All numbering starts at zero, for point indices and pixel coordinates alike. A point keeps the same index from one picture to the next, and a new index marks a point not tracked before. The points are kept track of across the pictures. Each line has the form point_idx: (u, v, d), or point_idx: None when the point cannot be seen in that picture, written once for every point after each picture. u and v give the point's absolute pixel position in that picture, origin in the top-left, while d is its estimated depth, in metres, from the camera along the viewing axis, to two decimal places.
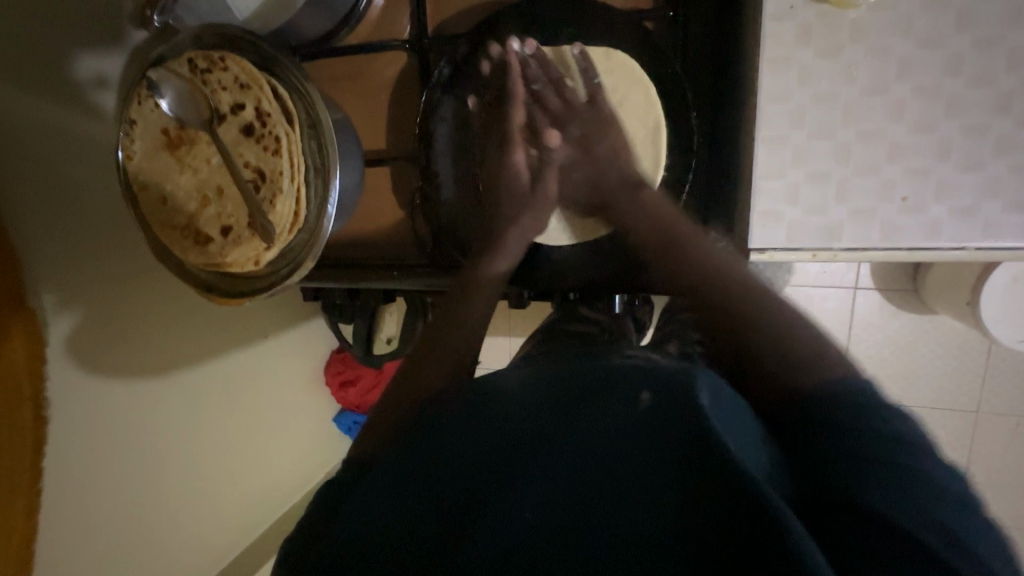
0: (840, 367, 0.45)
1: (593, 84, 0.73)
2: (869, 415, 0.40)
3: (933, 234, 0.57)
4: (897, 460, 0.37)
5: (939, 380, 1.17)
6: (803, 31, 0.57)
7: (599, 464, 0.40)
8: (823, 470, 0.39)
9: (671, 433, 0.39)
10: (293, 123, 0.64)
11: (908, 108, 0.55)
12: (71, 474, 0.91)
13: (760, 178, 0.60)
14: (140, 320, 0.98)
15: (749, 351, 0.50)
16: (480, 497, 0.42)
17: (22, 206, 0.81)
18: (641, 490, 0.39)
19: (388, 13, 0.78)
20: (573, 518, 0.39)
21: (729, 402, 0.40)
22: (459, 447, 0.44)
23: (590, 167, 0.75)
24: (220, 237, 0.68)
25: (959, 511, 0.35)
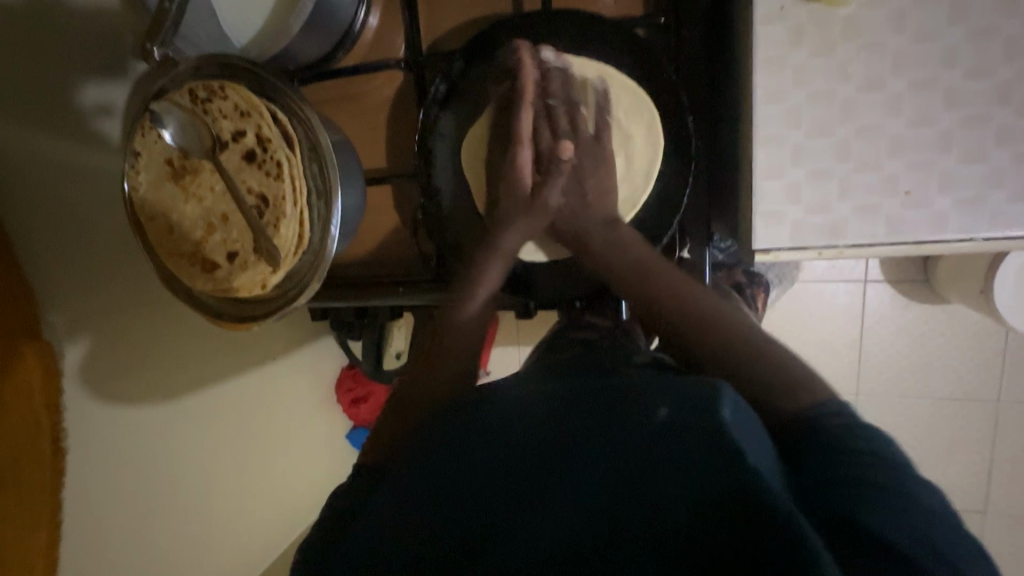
0: (813, 391, 0.48)
1: (603, 120, 0.75)
2: (855, 436, 0.43)
3: (939, 227, 0.56)
4: (881, 480, 0.40)
5: (956, 371, 1.15)
6: (795, 31, 0.57)
7: (622, 475, 0.41)
8: (813, 491, 0.41)
9: (694, 449, 0.39)
10: (293, 148, 0.65)
11: (906, 103, 0.55)
12: (87, 505, 0.92)
13: (761, 179, 0.60)
14: (146, 348, 0.99)
15: (739, 366, 0.50)
16: (495, 518, 0.43)
17: (28, 236, 0.82)
18: (653, 498, 0.40)
19: (383, 34, 0.79)
20: (590, 535, 0.40)
21: (736, 406, 0.41)
22: (468, 466, 0.46)
23: (577, 199, 0.72)
24: (227, 262, 0.69)
25: (937, 525, 0.38)
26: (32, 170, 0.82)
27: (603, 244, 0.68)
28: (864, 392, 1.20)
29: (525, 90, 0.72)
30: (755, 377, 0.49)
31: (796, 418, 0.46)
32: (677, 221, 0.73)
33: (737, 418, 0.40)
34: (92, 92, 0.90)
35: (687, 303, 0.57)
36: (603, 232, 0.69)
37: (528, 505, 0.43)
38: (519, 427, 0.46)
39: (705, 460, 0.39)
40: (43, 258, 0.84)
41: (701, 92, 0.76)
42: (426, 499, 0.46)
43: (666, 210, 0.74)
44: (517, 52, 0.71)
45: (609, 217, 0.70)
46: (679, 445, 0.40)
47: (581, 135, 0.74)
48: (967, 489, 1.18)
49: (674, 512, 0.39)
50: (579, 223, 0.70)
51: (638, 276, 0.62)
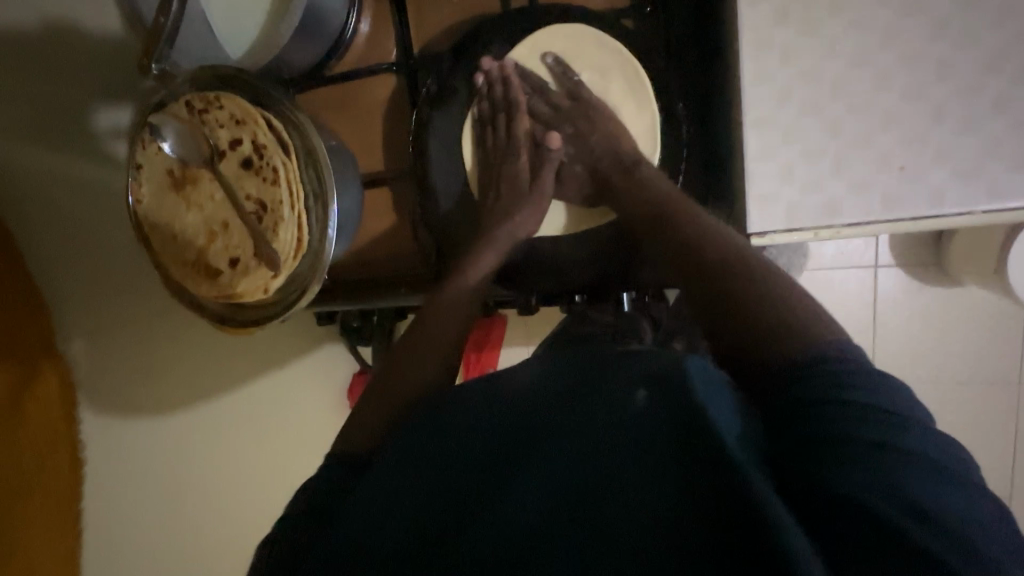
0: (825, 332, 0.45)
1: (573, 83, 0.74)
2: (847, 388, 0.41)
3: (938, 202, 0.55)
4: (868, 436, 0.39)
5: (973, 352, 1.13)
6: (780, 11, 0.56)
7: (599, 461, 0.44)
8: (807, 446, 0.40)
9: (666, 428, 0.42)
10: (288, 153, 0.66)
11: (897, 77, 0.55)
12: (121, 482, 1.15)
13: (751, 161, 0.59)
14: (152, 349, 1.10)
15: (759, 316, 0.48)
16: (472, 497, 0.46)
17: (61, 260, 1.04)
18: (629, 476, 0.42)
19: (374, 39, 0.80)
20: (557, 514, 0.42)
21: (708, 376, 0.44)
22: (458, 442, 0.49)
23: (588, 159, 0.73)
24: (228, 268, 0.70)
25: (921, 473, 0.37)
26: (51, 204, 1.00)
27: (629, 186, 0.68)
28: None
29: (517, 101, 0.75)
30: (767, 329, 0.48)
31: (796, 366, 0.44)
32: None
33: (717, 395, 0.43)
34: (104, 118, 0.95)
35: (705, 234, 0.57)
36: (623, 177, 0.69)
37: (506, 482, 0.45)
38: (518, 407, 0.51)
39: (678, 436, 0.42)
40: (73, 292, 1.05)
41: (691, 81, 0.76)
42: (414, 469, 0.48)
43: None
44: (480, 72, 0.75)
45: (630, 160, 0.70)
46: (654, 418, 0.43)
47: (561, 108, 0.74)
48: (994, 474, 1.15)
49: (647, 490, 0.41)
50: (603, 171, 0.72)
51: (651, 216, 0.64)
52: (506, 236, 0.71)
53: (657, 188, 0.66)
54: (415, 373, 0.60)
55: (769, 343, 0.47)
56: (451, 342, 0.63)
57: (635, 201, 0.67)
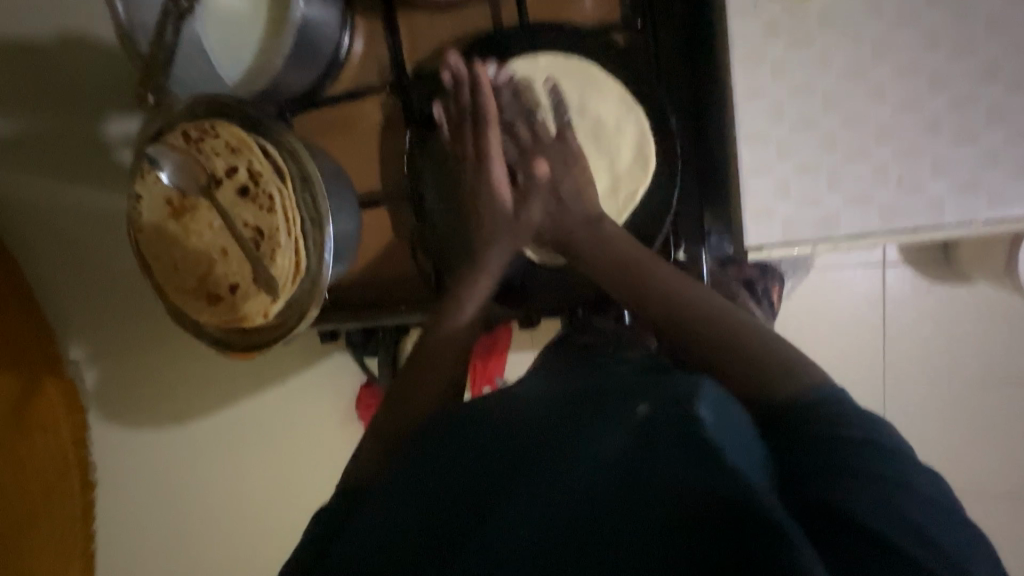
0: (809, 377, 0.47)
1: (563, 118, 0.73)
2: (838, 419, 0.42)
3: (937, 213, 0.54)
4: (869, 466, 0.39)
5: (984, 351, 1.11)
6: (770, 24, 0.56)
7: (598, 483, 0.40)
8: (807, 475, 0.40)
9: (677, 455, 0.38)
10: (284, 180, 0.66)
11: (891, 88, 0.54)
12: (125, 493, 1.17)
13: (747, 176, 0.58)
14: (150, 371, 1.12)
15: (743, 357, 0.50)
16: (464, 519, 0.42)
17: (63, 285, 1.07)
18: (632, 502, 0.38)
19: (368, 60, 0.81)
20: (560, 540, 0.39)
21: (716, 403, 0.40)
22: (447, 463, 0.45)
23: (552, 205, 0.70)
24: (229, 294, 0.70)
25: (917, 500, 0.38)
26: (54, 230, 1.04)
27: (591, 244, 0.67)
28: (891, 378, 1.16)
29: (489, 112, 0.71)
30: (745, 375, 0.49)
31: (787, 408, 0.45)
32: (670, 220, 0.72)
33: (716, 413, 0.40)
34: (114, 128, 0.99)
35: (675, 296, 0.57)
36: (586, 232, 0.68)
37: (501, 506, 0.41)
38: (510, 421, 0.47)
39: (682, 455, 0.38)
40: (75, 311, 1.08)
41: (686, 92, 0.75)
42: (406, 498, 0.45)
43: (659, 212, 0.72)
44: (448, 70, 0.72)
45: (591, 216, 0.68)
46: (659, 442, 0.39)
47: (541, 139, 0.72)
48: (1009, 473, 1.12)
49: (647, 512, 0.38)
50: (564, 224, 0.69)
51: (619, 266, 0.63)
52: (497, 262, 0.69)
53: (624, 245, 0.65)
54: (428, 387, 0.60)
55: (745, 388, 0.49)
56: (457, 368, 0.62)
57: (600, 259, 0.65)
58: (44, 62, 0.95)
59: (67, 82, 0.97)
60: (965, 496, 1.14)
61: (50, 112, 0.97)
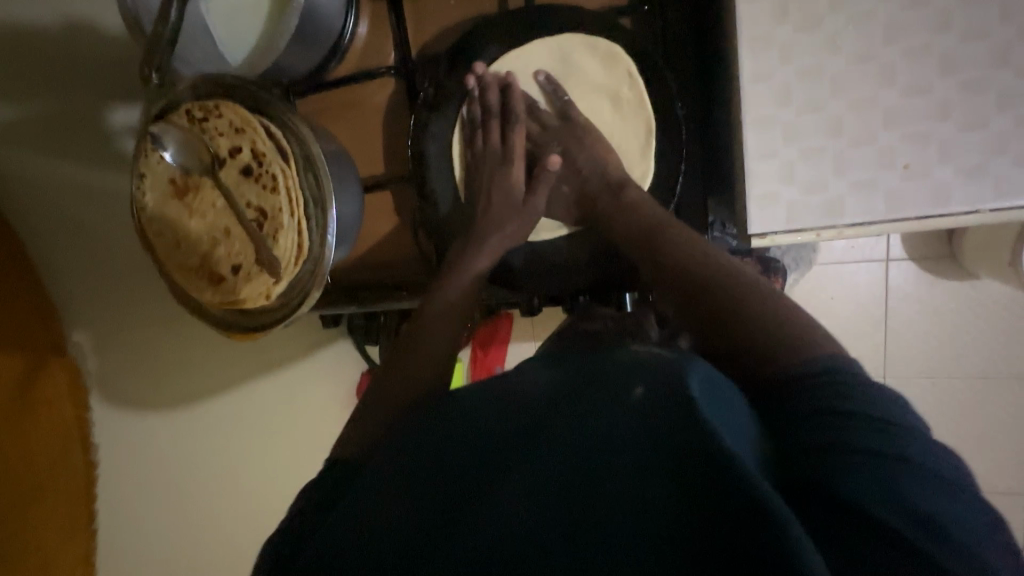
0: (825, 348, 0.45)
1: (564, 102, 0.75)
2: (850, 400, 0.40)
3: (942, 200, 0.54)
4: (871, 443, 0.37)
5: (986, 346, 1.11)
6: (779, 8, 0.55)
7: (587, 460, 0.38)
8: (803, 456, 0.38)
9: (668, 427, 0.36)
10: (287, 160, 0.66)
11: (899, 72, 0.53)
12: (126, 472, 1.17)
13: (751, 162, 0.58)
14: (150, 355, 1.13)
15: (761, 326, 0.49)
16: (459, 494, 0.42)
17: (65, 265, 1.07)
18: (617, 477, 0.37)
19: (373, 42, 0.80)
20: (548, 516, 0.38)
21: (709, 377, 0.39)
22: (445, 439, 0.45)
23: (576, 180, 0.73)
24: (231, 274, 0.71)
25: (916, 480, 0.35)
26: (56, 207, 1.04)
27: (615, 209, 0.68)
28: (892, 373, 1.16)
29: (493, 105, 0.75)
30: (761, 337, 0.48)
31: (783, 380, 0.45)
32: (673, 209, 0.72)
33: (713, 396, 0.38)
34: (118, 114, 0.99)
35: (699, 258, 0.57)
36: (611, 199, 0.69)
37: (494, 479, 0.41)
38: (506, 405, 0.46)
39: (679, 435, 0.35)
40: (79, 293, 1.09)
41: (693, 78, 0.75)
42: (396, 479, 0.45)
43: (661, 199, 0.72)
44: (472, 75, 0.75)
45: (618, 182, 0.70)
46: (654, 417, 0.37)
47: (550, 128, 0.75)
48: (1008, 469, 1.13)
49: (633, 484, 0.36)
50: (591, 193, 0.72)
51: (644, 236, 0.63)
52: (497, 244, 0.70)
53: (638, 217, 0.65)
54: (422, 356, 0.60)
55: (762, 354, 0.47)
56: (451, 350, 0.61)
57: (626, 224, 0.66)
58: (51, 40, 0.94)
59: (70, 60, 0.96)
60: None
61: (47, 90, 0.96)
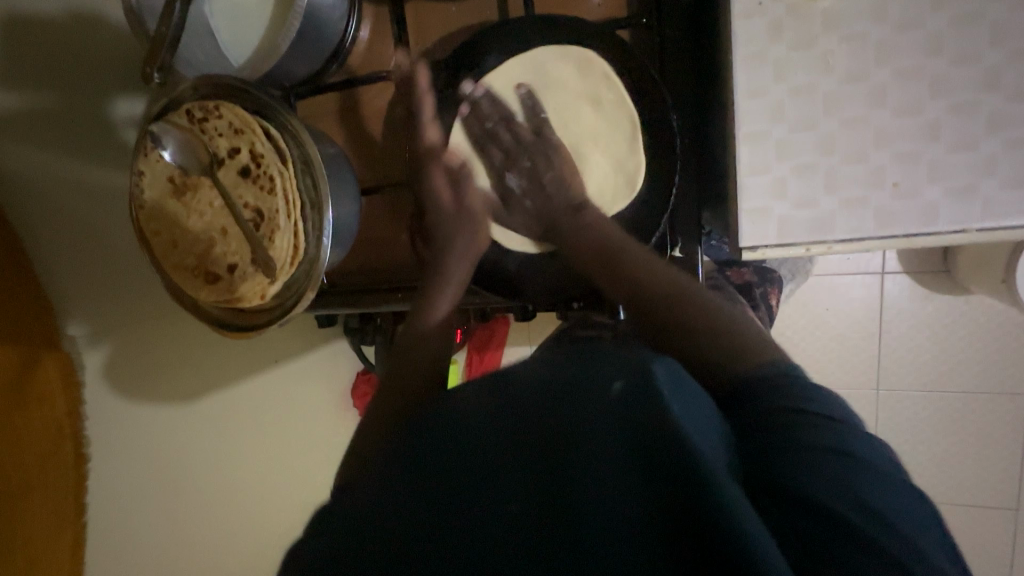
0: (769, 358, 0.47)
1: (539, 118, 0.77)
2: (801, 402, 0.41)
3: (931, 218, 0.55)
4: (824, 440, 0.38)
5: (978, 361, 1.11)
6: (774, 26, 0.56)
7: (545, 465, 0.33)
8: (758, 455, 0.38)
9: (633, 426, 0.31)
10: (285, 162, 0.67)
11: (890, 93, 0.54)
12: (114, 469, 1.18)
13: (745, 176, 0.59)
14: (143, 352, 1.13)
15: (711, 336, 0.49)
16: (404, 513, 0.34)
17: (57, 264, 1.08)
18: (584, 483, 0.31)
19: (374, 47, 0.81)
20: (503, 527, 0.32)
21: (674, 375, 0.33)
22: (393, 443, 0.37)
23: (540, 196, 0.75)
24: (227, 274, 0.71)
25: (871, 478, 0.36)
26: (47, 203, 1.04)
27: (572, 226, 0.70)
28: (885, 386, 1.16)
29: (468, 122, 0.77)
30: (708, 347, 0.48)
31: (736, 384, 0.45)
32: (669, 220, 0.73)
33: (682, 395, 0.34)
34: (122, 107, 1.00)
35: (654, 273, 0.57)
36: (569, 219, 0.72)
37: (440, 494, 0.34)
38: (448, 402, 0.38)
39: (644, 432, 0.31)
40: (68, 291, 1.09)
41: (691, 90, 0.76)
42: (343, 494, 0.38)
43: (656, 209, 0.73)
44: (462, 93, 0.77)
45: (575, 202, 0.72)
46: (623, 418, 0.32)
47: (523, 142, 0.77)
48: (998, 485, 1.13)
49: (596, 492, 0.31)
50: (550, 211, 0.74)
51: (602, 253, 0.64)
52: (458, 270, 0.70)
53: (595, 232, 0.67)
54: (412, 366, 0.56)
55: (707, 358, 0.47)
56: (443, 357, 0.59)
57: (580, 241, 0.68)
58: (55, 31, 0.95)
59: (74, 54, 0.96)
60: (950, 505, 1.16)
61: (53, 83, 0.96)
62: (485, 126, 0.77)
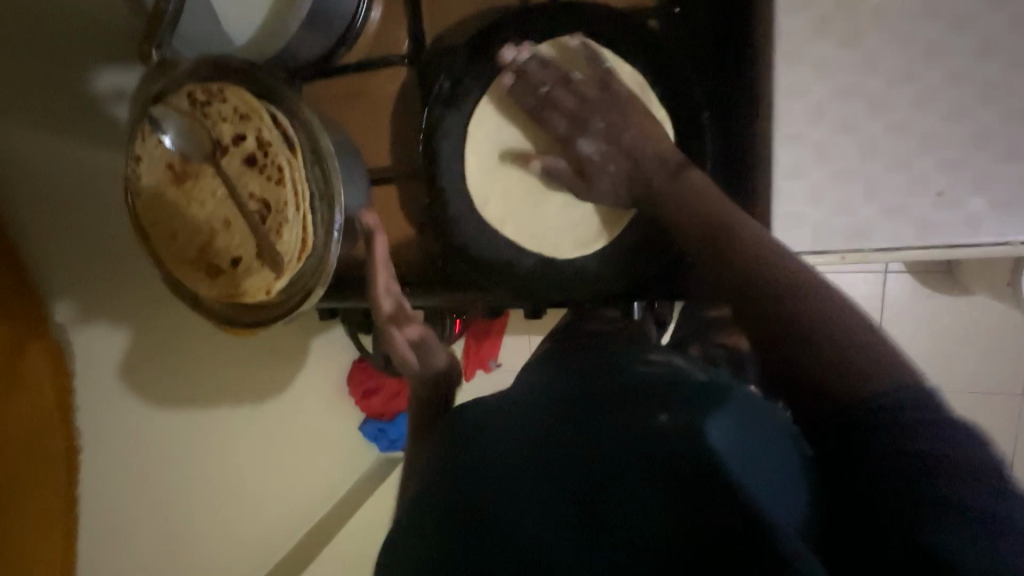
0: (913, 369, 0.42)
1: (601, 70, 0.68)
2: (935, 442, 0.39)
3: (972, 229, 0.53)
4: (960, 499, 0.37)
5: (976, 362, 1.12)
6: (818, 22, 0.53)
7: (627, 478, 0.46)
8: (867, 495, 0.40)
9: (685, 454, 0.46)
10: (294, 151, 0.63)
11: (937, 97, 0.51)
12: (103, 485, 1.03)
13: (779, 179, 0.57)
14: (140, 351, 1.03)
15: (819, 343, 0.45)
16: (520, 502, 0.48)
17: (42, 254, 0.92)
18: (649, 493, 0.45)
19: (386, 29, 0.77)
20: (590, 521, 0.45)
21: (735, 427, 0.48)
22: (510, 448, 0.51)
23: (625, 162, 0.65)
24: (231, 268, 0.68)
25: (969, 487, 0.37)
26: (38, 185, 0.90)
27: (671, 193, 0.61)
28: None
29: (519, 81, 0.70)
30: (829, 354, 0.44)
31: (867, 406, 0.41)
32: None
33: (733, 422, 0.48)
34: (103, 81, 0.94)
35: (761, 254, 0.51)
36: (667, 181, 0.61)
37: (550, 493, 0.47)
38: (556, 424, 0.52)
39: (693, 459, 0.45)
40: (61, 283, 0.94)
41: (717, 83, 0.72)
42: (467, 478, 0.50)
43: None
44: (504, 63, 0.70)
45: (672, 164, 0.62)
46: (678, 449, 0.46)
47: (589, 98, 0.66)
48: None
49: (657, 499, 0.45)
50: (641, 173, 0.63)
51: (707, 229, 0.56)
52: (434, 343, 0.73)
53: (699, 205, 0.58)
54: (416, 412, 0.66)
55: (830, 373, 0.44)
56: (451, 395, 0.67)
57: (685, 217, 0.59)
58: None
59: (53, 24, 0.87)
60: None
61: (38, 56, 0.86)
62: (541, 90, 0.69)
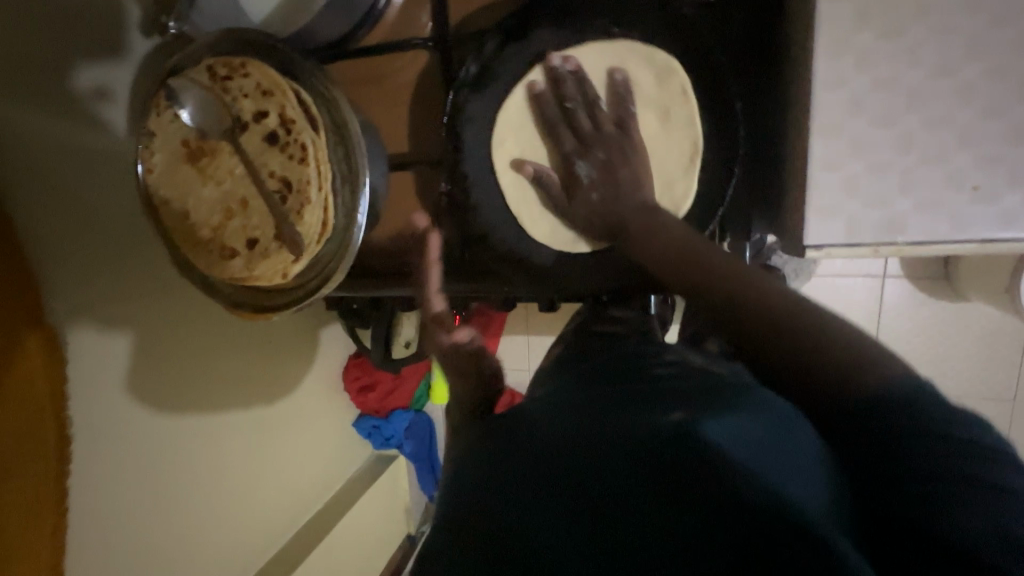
0: (899, 364, 0.36)
1: (627, 112, 0.68)
2: (933, 421, 0.32)
3: (1004, 225, 0.53)
4: (958, 468, 0.30)
5: (968, 367, 1.13)
6: (861, 12, 0.53)
7: (596, 477, 0.35)
8: (877, 485, 0.32)
9: (675, 452, 0.33)
10: (318, 130, 0.61)
11: (977, 92, 0.51)
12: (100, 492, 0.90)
13: (817, 171, 0.56)
14: (143, 345, 0.93)
15: (794, 357, 0.40)
16: (473, 516, 0.38)
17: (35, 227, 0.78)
18: (627, 494, 0.34)
19: (408, 12, 0.75)
20: (556, 533, 0.34)
21: (750, 431, 0.34)
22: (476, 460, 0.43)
23: (608, 186, 0.66)
24: (245, 250, 0.65)
25: (966, 465, 0.30)
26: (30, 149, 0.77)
27: (642, 231, 0.61)
28: None
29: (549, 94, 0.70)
30: (813, 363, 0.38)
31: (859, 402, 0.35)
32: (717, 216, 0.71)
33: (751, 428, 0.34)
34: (83, 76, 0.82)
35: (734, 281, 0.50)
36: (637, 214, 0.63)
37: (509, 502, 0.37)
38: (529, 429, 0.44)
39: (677, 452, 0.33)
40: (57, 270, 0.80)
41: (742, 79, 0.72)
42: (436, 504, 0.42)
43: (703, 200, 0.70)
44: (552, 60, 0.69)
45: (646, 203, 0.64)
46: (656, 445, 0.35)
47: (603, 131, 0.67)
48: None
49: (637, 502, 0.33)
50: (614, 211, 0.65)
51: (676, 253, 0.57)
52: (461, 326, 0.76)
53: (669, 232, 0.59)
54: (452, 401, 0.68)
55: (802, 374, 0.39)
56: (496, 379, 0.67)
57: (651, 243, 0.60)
58: None
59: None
60: None
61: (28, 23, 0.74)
62: (565, 104, 0.69)
